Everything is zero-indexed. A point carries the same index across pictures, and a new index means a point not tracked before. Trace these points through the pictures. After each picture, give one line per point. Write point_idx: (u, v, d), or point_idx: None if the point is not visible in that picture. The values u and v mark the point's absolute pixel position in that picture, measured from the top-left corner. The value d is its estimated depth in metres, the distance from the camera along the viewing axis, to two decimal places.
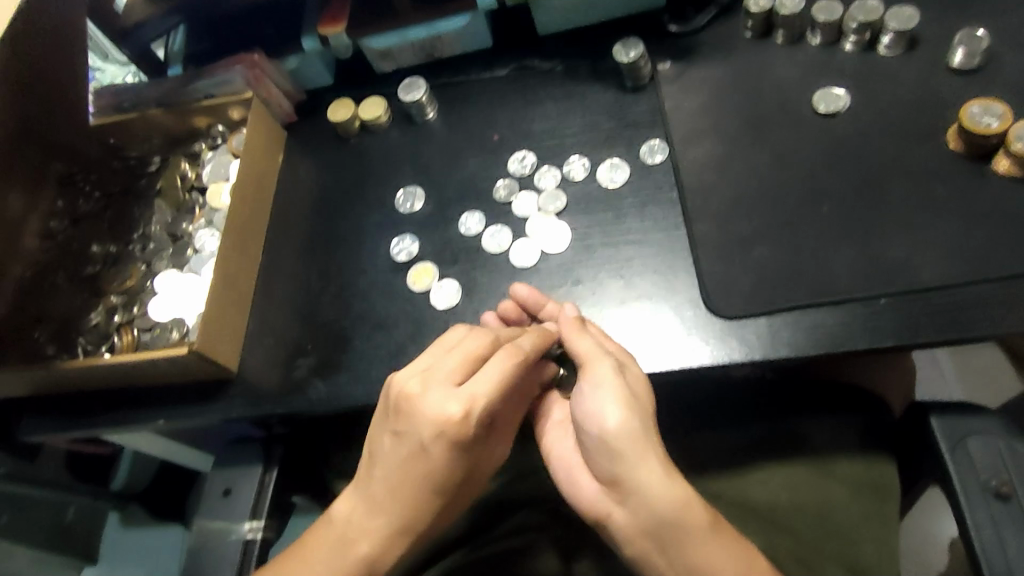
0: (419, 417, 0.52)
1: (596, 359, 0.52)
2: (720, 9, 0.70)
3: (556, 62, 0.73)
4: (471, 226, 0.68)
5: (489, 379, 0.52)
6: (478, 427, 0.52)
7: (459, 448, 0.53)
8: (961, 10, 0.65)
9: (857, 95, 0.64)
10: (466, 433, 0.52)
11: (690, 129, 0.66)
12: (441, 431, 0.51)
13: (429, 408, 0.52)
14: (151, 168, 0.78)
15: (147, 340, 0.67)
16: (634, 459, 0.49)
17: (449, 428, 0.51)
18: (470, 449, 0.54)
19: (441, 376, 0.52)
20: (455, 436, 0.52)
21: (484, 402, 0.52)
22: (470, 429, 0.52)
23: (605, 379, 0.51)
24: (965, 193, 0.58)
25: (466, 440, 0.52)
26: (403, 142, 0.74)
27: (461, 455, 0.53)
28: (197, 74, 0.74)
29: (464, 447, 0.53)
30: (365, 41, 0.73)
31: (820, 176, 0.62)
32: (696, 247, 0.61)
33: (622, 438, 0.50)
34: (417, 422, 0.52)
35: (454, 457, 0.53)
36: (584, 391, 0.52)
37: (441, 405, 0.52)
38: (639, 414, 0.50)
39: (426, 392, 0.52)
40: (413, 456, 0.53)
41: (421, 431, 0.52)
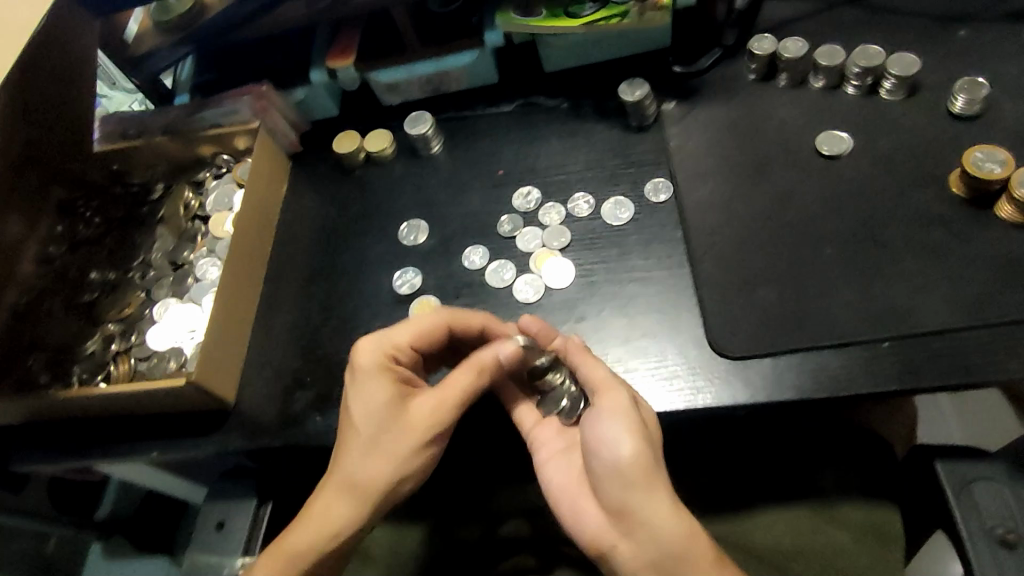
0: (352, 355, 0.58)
1: (613, 391, 0.51)
2: (724, 51, 0.71)
3: (561, 99, 0.74)
4: (474, 260, 0.68)
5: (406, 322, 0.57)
6: (385, 357, 0.56)
7: (367, 376, 0.56)
8: (960, 58, 0.67)
9: (859, 139, 0.65)
10: (367, 356, 0.56)
11: (694, 168, 0.67)
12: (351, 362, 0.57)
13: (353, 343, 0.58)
14: (154, 196, 0.78)
15: (144, 369, 0.66)
16: (646, 495, 0.48)
17: (355, 353, 0.57)
18: (385, 387, 0.55)
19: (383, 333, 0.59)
20: (358, 360, 0.56)
21: (387, 334, 0.57)
22: (372, 354, 0.56)
23: (621, 408, 0.50)
24: (968, 238, 0.58)
25: (368, 366, 0.56)
26: (407, 176, 0.75)
27: (373, 386, 0.55)
28: (204, 103, 0.73)
29: (375, 377, 0.55)
30: (372, 75, 0.74)
31: (823, 218, 0.62)
32: (700, 286, 0.61)
33: (635, 470, 0.49)
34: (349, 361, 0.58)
35: (365, 387, 0.56)
36: (600, 419, 0.51)
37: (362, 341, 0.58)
38: (649, 441, 0.50)
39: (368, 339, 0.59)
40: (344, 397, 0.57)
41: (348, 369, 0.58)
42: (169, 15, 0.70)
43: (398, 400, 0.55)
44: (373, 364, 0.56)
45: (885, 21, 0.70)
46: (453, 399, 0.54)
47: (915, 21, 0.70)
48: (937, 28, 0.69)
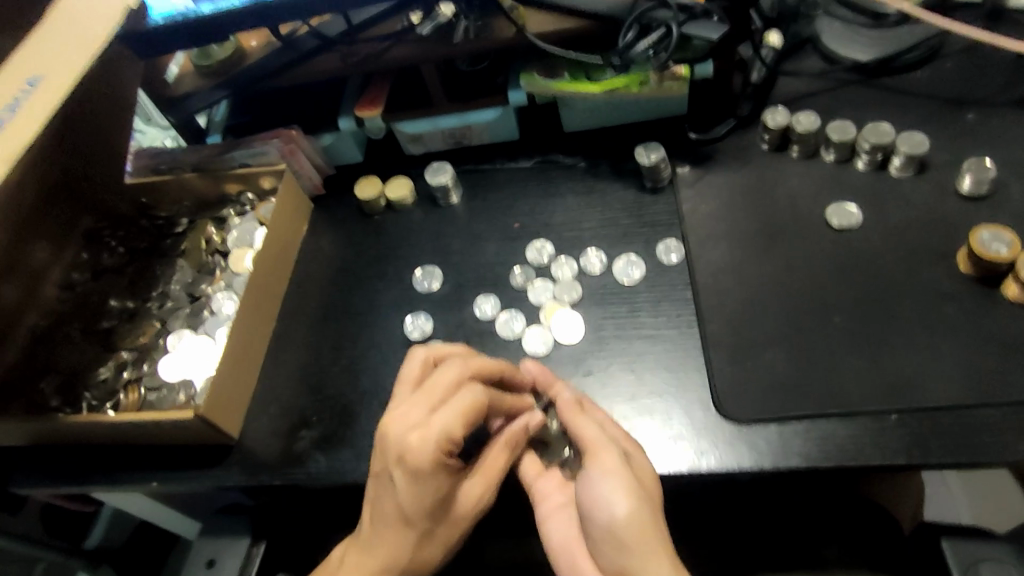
0: (387, 441, 0.51)
1: (602, 447, 0.51)
2: (738, 121, 0.74)
3: (579, 158, 0.76)
4: (486, 309, 0.69)
5: (454, 406, 0.51)
6: (443, 454, 0.50)
7: (426, 475, 0.50)
8: (969, 140, 0.69)
9: (869, 212, 0.66)
10: (427, 459, 0.49)
11: (707, 232, 0.68)
12: (400, 456, 0.50)
13: (395, 434, 0.51)
14: (178, 229, 0.79)
15: (153, 400, 0.67)
16: (644, 558, 0.48)
17: (409, 454, 0.49)
18: (442, 481, 0.51)
19: (414, 410, 0.51)
20: (417, 462, 0.49)
21: (440, 425, 0.50)
22: (432, 455, 0.49)
23: (613, 467, 0.50)
24: (976, 316, 0.59)
25: (427, 467, 0.49)
26: (425, 223, 0.76)
27: (432, 485, 0.50)
28: (234, 144, 0.76)
29: (433, 475, 0.50)
30: (398, 125, 0.77)
31: (832, 287, 0.63)
32: (708, 348, 0.62)
33: (632, 530, 0.49)
34: (385, 448, 0.51)
35: (424, 485, 0.50)
36: (591, 478, 0.51)
37: (407, 432, 0.50)
38: (648, 501, 0.50)
39: (396, 414, 0.52)
40: (384, 484, 0.52)
41: (386, 457, 0.51)
42: (209, 59, 0.76)
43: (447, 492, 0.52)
44: (433, 464, 0.49)
45: (895, 101, 0.73)
46: (494, 478, 0.55)
47: (925, 103, 0.72)
48: (946, 110, 0.71)
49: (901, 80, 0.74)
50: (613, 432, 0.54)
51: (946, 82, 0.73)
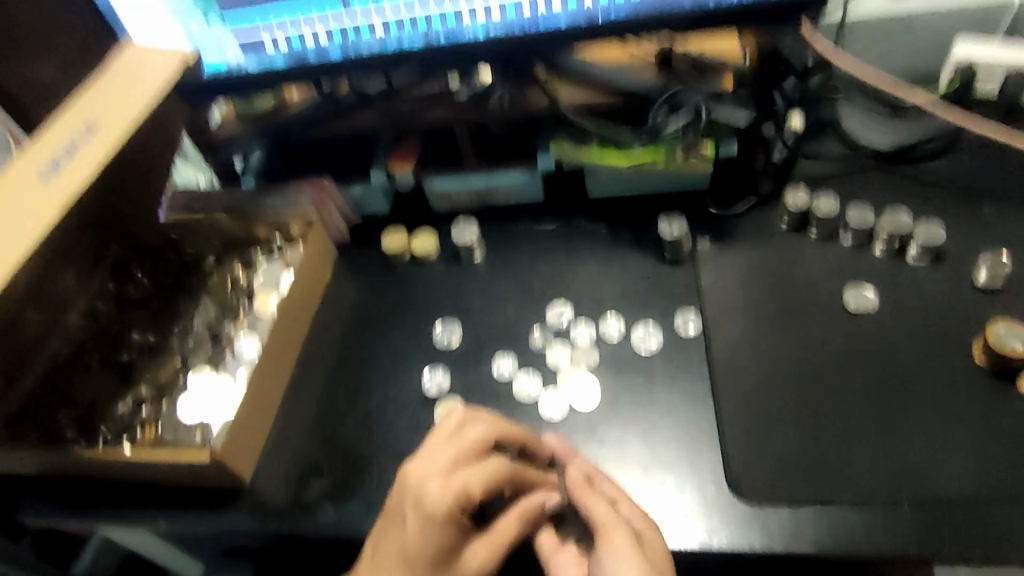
0: (405, 489, 0.54)
1: (614, 528, 0.52)
2: (758, 200, 0.76)
3: (601, 225, 0.78)
4: (503, 369, 0.69)
5: (478, 466, 0.54)
6: (459, 508, 0.53)
7: (438, 523, 0.52)
8: (984, 232, 0.70)
9: (885, 298, 0.68)
10: (441, 508, 0.52)
11: (724, 306, 0.69)
12: (416, 501, 0.53)
13: (414, 480, 0.54)
14: (205, 268, 0.80)
15: (169, 439, 0.67)
16: None
17: (427, 498, 0.52)
18: (452, 534, 0.53)
19: (436, 463, 0.54)
20: (432, 508, 0.52)
21: (461, 480, 0.53)
22: (447, 506, 0.52)
23: (625, 548, 0.50)
24: (989, 409, 0.59)
25: (440, 515, 0.52)
26: (447, 277, 0.78)
27: (442, 535, 0.52)
28: (269, 190, 0.79)
29: (446, 526, 0.52)
30: (427, 181, 0.79)
31: (846, 370, 0.63)
32: (721, 422, 0.62)
33: None
34: (401, 495, 0.54)
35: (434, 533, 0.52)
36: (603, 559, 0.51)
37: (428, 480, 0.53)
38: None
39: (418, 463, 0.55)
40: (394, 527, 0.54)
41: (403, 504, 0.54)
42: (253, 109, 0.79)
43: (453, 548, 0.53)
44: (447, 515, 0.52)
45: (913, 189, 0.75)
46: (503, 544, 0.53)
47: (943, 193, 0.74)
48: (963, 201, 0.73)
49: (920, 169, 0.76)
50: (627, 511, 0.54)
51: (964, 174, 0.75)
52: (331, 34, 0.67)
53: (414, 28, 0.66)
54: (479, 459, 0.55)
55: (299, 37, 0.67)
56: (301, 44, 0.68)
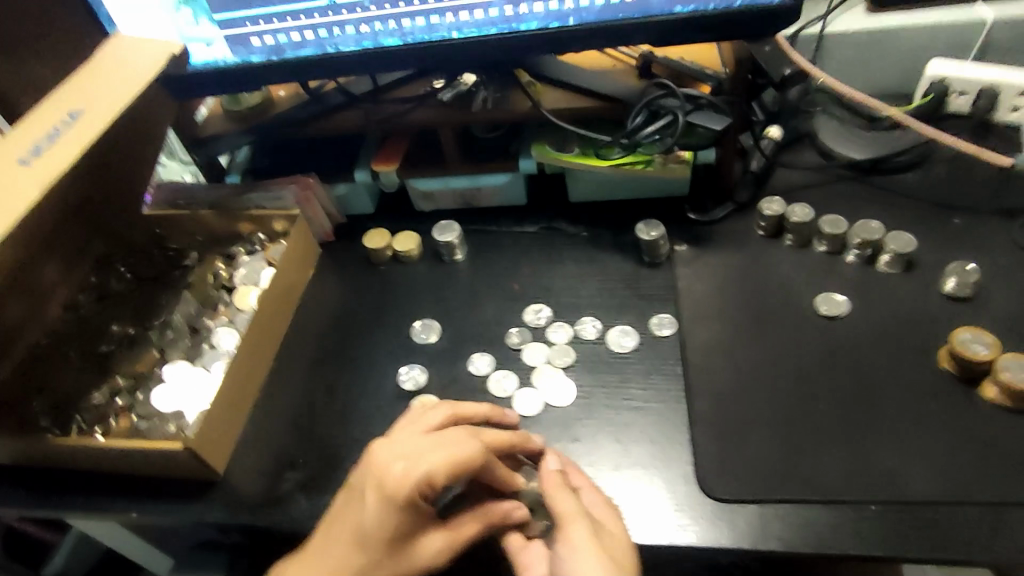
0: (370, 469, 0.54)
1: (577, 524, 0.52)
2: (735, 207, 0.77)
3: (582, 228, 0.79)
4: (480, 366, 0.70)
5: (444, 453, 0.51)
6: (419, 495, 0.51)
7: (395, 506, 0.51)
8: (954, 243, 0.72)
9: (857, 304, 0.69)
10: (401, 491, 0.50)
11: (700, 310, 0.70)
12: (379, 482, 0.52)
13: (381, 460, 0.53)
14: (188, 262, 0.81)
15: (142, 428, 0.67)
16: None
17: (389, 482, 0.51)
18: (408, 519, 0.52)
19: (405, 448, 0.54)
20: (392, 489, 0.51)
21: (426, 466, 0.50)
22: (407, 491, 0.50)
23: (582, 543, 0.51)
24: (955, 414, 0.61)
25: (399, 498, 0.51)
26: (428, 277, 0.78)
27: (397, 518, 0.52)
28: (252, 186, 0.79)
29: (402, 510, 0.51)
30: (411, 181, 0.80)
31: (817, 374, 0.65)
32: (693, 422, 0.63)
33: None
34: (367, 474, 0.54)
35: (393, 515, 0.52)
36: (563, 553, 0.52)
37: (393, 461, 0.53)
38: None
39: (388, 444, 0.55)
40: (358, 501, 0.54)
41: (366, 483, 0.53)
42: (240, 106, 0.80)
43: (410, 530, 0.53)
44: (405, 501, 0.51)
45: (886, 200, 0.76)
46: (461, 542, 0.54)
47: (915, 205, 0.76)
48: (933, 213, 0.75)
49: (893, 180, 0.78)
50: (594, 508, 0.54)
51: (934, 186, 0.77)
52: (318, 32, 0.68)
53: (401, 28, 0.68)
54: (449, 445, 0.53)
55: (287, 34, 0.68)
56: (289, 41, 0.69)
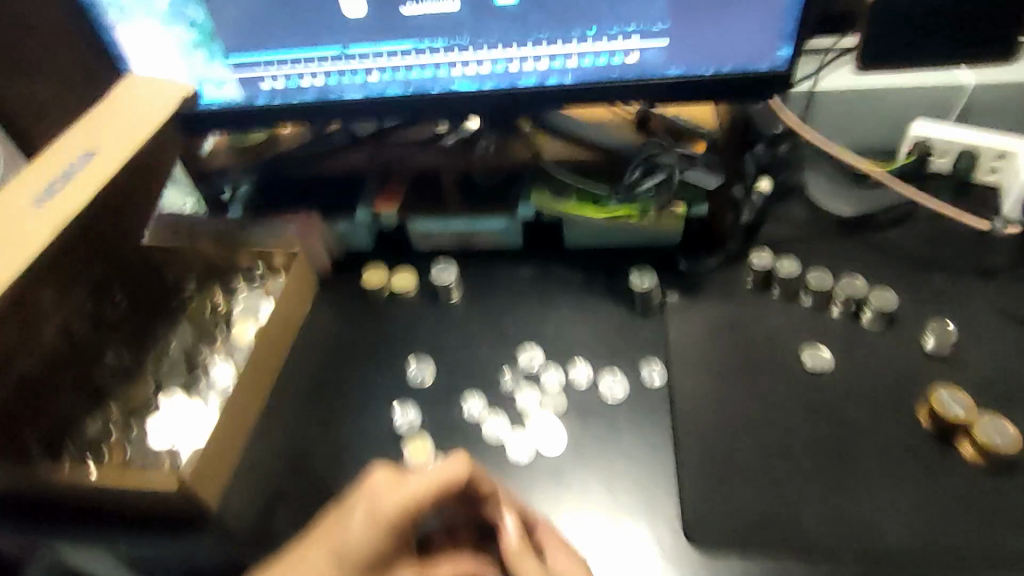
0: (364, 489, 0.55)
1: None
2: (725, 257, 0.80)
3: (576, 272, 0.81)
4: (473, 409, 0.71)
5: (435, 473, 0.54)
6: (404, 515, 0.53)
7: (382, 526, 0.54)
8: (933, 301, 0.75)
9: (841, 359, 0.71)
10: (390, 509, 0.53)
11: (689, 359, 0.72)
12: (369, 503, 0.54)
13: (376, 479, 0.55)
14: (186, 292, 0.82)
15: (137, 463, 0.68)
16: None
17: (379, 501, 0.54)
18: (390, 540, 0.54)
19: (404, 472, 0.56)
20: (382, 508, 0.53)
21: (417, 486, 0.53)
22: (394, 511, 0.53)
23: None
24: (931, 470, 0.63)
25: (386, 517, 0.53)
26: (424, 316, 0.80)
27: (383, 538, 0.54)
28: (254, 221, 0.81)
29: (389, 530, 0.54)
30: (413, 223, 0.81)
31: (801, 427, 0.66)
32: (681, 470, 0.65)
33: None
34: (359, 494, 0.55)
35: (376, 533, 0.54)
36: None
37: (386, 482, 0.55)
38: None
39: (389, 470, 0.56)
40: (344, 520, 0.55)
41: (357, 502, 0.55)
42: (247, 142, 0.86)
43: (391, 553, 0.55)
44: (391, 522, 0.53)
45: (870, 256, 0.79)
46: None
47: (896, 262, 0.78)
48: (914, 271, 0.77)
49: (877, 236, 0.81)
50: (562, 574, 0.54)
51: (915, 244, 0.80)
52: (329, 78, 0.70)
53: (409, 77, 0.70)
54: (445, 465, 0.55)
55: (298, 78, 0.70)
56: (299, 85, 0.71)
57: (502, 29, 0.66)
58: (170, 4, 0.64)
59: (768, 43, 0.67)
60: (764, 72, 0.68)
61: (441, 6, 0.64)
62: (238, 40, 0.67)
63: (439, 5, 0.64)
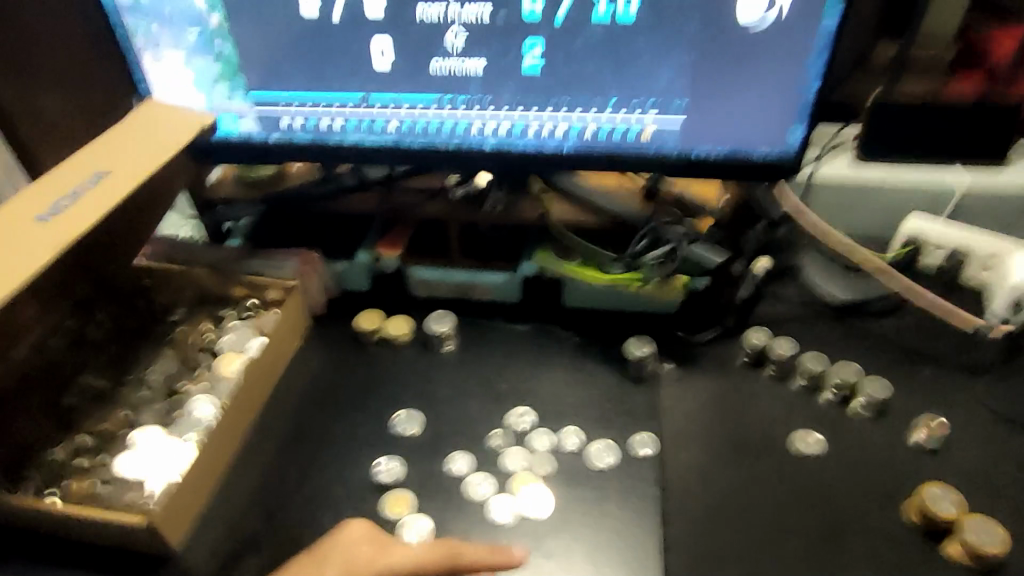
0: (337, 544, 0.55)
1: None
2: (722, 331, 0.80)
3: (572, 333, 0.81)
4: (459, 465, 0.69)
5: (410, 551, 0.54)
6: None
7: None
8: (923, 394, 0.75)
9: (831, 444, 0.71)
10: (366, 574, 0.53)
11: (679, 432, 0.72)
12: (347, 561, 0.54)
13: (355, 530, 0.56)
14: (173, 317, 0.80)
15: (102, 494, 0.64)
16: None
17: (359, 559, 0.54)
18: None
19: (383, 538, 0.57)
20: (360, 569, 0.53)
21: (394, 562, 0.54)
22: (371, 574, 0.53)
23: None
24: (919, 567, 0.62)
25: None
26: (416, 365, 0.79)
27: None
28: (254, 252, 0.79)
29: None
30: (414, 270, 0.81)
31: (790, 512, 0.66)
32: (666, 548, 0.63)
33: None
34: (334, 547, 0.55)
35: None
36: None
37: (359, 543, 0.55)
38: None
39: (365, 531, 0.56)
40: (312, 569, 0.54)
41: (329, 556, 0.54)
42: (255, 174, 0.84)
43: None
44: None
45: (862, 344, 0.80)
46: None
47: (887, 351, 0.79)
48: (906, 364, 0.78)
49: (869, 324, 0.82)
50: None
51: (907, 335, 0.81)
52: (346, 122, 0.71)
53: (425, 130, 0.71)
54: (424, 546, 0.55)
55: (315, 120, 0.71)
56: (314, 126, 0.71)
57: (522, 91, 0.67)
58: (199, 35, 0.66)
59: (778, 130, 0.68)
60: (761, 156, 0.70)
61: (466, 63, 0.66)
62: (261, 76, 0.68)
63: (463, 62, 0.66)
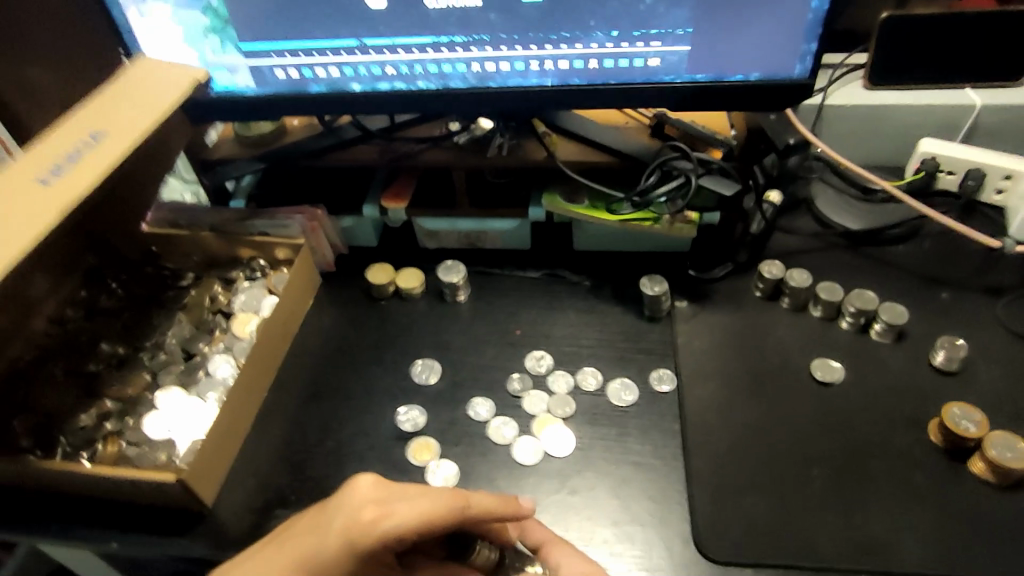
0: (341, 505, 0.53)
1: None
2: (735, 267, 0.79)
3: (584, 277, 0.80)
4: (480, 411, 0.70)
5: (415, 506, 0.52)
6: (382, 548, 0.52)
7: (355, 553, 0.52)
8: (942, 317, 0.74)
9: (851, 371, 0.71)
10: (370, 544, 0.51)
11: (697, 368, 0.71)
12: (347, 527, 0.52)
13: (363, 482, 0.54)
14: (183, 282, 0.78)
15: (131, 455, 0.65)
16: None
17: (358, 526, 0.52)
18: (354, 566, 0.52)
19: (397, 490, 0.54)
20: (362, 542, 0.51)
21: (404, 523, 0.51)
22: (372, 544, 0.51)
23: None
24: (944, 487, 0.62)
25: (364, 547, 0.51)
26: (428, 316, 0.79)
27: (346, 564, 0.52)
28: (257, 212, 0.78)
29: (357, 557, 0.52)
30: (420, 220, 0.80)
31: (811, 439, 0.66)
32: (690, 480, 0.64)
33: None
34: (339, 506, 0.53)
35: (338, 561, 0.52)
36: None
37: (362, 504, 0.53)
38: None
39: (375, 485, 0.54)
40: (315, 530, 0.53)
41: (332, 518, 0.53)
42: (252, 131, 0.81)
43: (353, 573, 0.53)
44: (366, 552, 0.52)
45: (879, 272, 0.79)
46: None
47: (905, 278, 0.78)
48: (924, 288, 0.77)
49: (884, 252, 0.81)
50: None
51: (925, 260, 0.80)
52: (344, 69, 0.69)
53: (426, 72, 0.69)
54: (427, 495, 0.54)
55: (312, 69, 0.69)
56: (314, 76, 0.70)
57: (522, 26, 0.65)
58: None
59: (789, 51, 0.66)
60: (771, 79, 0.68)
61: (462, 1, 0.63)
62: (252, 27, 0.66)
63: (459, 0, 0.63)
